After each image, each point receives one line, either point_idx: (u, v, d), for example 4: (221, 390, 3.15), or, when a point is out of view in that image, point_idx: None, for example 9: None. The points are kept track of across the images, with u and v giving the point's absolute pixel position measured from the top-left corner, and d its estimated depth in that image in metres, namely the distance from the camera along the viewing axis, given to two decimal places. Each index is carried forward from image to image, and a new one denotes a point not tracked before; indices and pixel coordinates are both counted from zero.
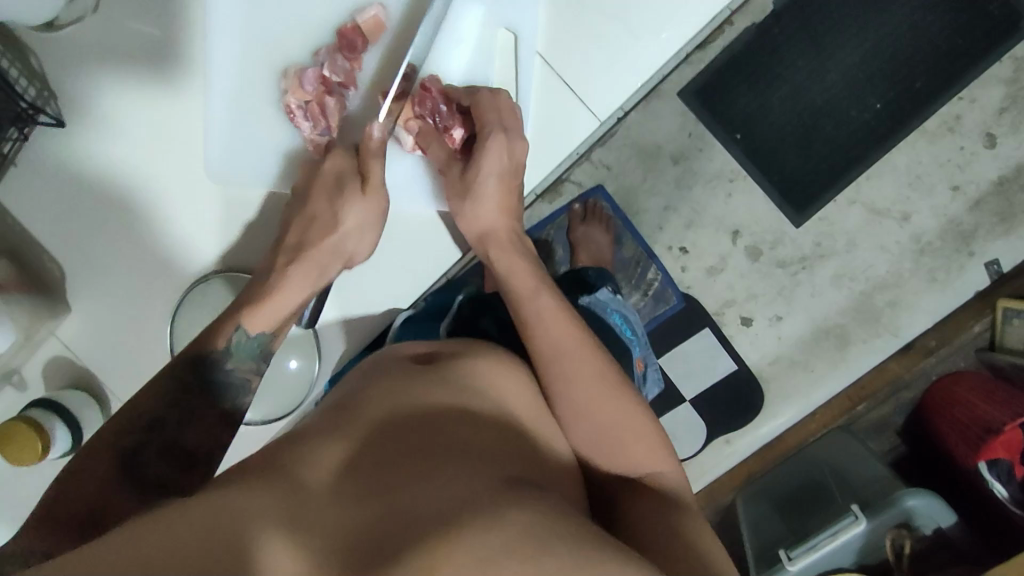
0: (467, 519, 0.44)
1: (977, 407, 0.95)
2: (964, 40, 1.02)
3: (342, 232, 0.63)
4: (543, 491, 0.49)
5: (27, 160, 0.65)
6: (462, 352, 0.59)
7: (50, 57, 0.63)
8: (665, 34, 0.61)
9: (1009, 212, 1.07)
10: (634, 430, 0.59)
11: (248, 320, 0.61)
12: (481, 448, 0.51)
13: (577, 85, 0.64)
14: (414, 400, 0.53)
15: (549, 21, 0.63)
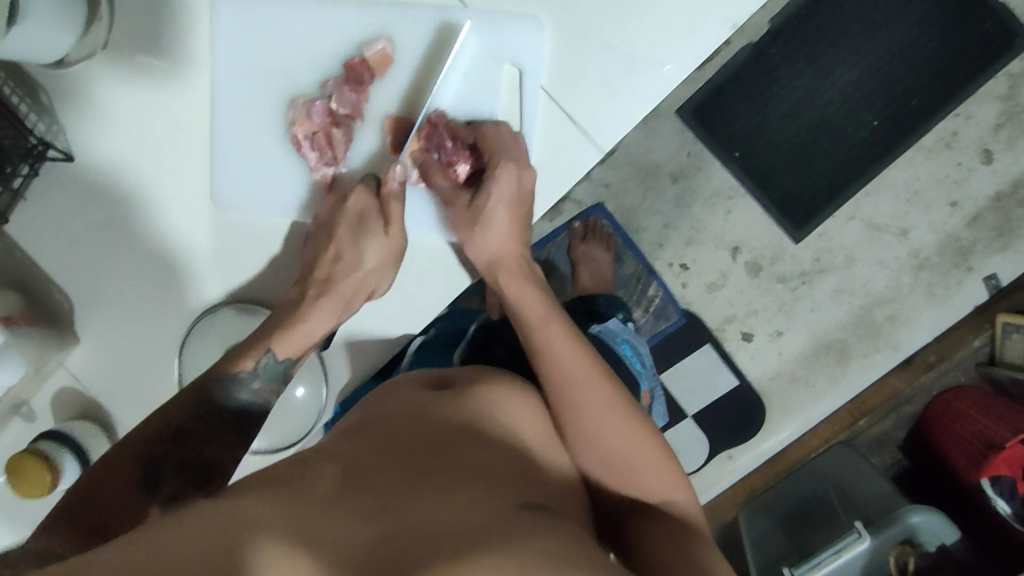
0: (482, 538, 0.44)
1: (978, 423, 0.95)
2: (959, 57, 1.03)
3: (366, 262, 0.65)
4: (555, 517, 0.50)
5: (35, 193, 0.65)
6: (476, 382, 0.61)
7: (59, 91, 0.63)
8: (667, 67, 0.61)
9: (1007, 227, 1.08)
10: (647, 454, 0.61)
11: (277, 343, 0.63)
12: (496, 474, 0.52)
13: (580, 118, 0.63)
14: (433, 428, 0.55)
15: (554, 55, 0.62)
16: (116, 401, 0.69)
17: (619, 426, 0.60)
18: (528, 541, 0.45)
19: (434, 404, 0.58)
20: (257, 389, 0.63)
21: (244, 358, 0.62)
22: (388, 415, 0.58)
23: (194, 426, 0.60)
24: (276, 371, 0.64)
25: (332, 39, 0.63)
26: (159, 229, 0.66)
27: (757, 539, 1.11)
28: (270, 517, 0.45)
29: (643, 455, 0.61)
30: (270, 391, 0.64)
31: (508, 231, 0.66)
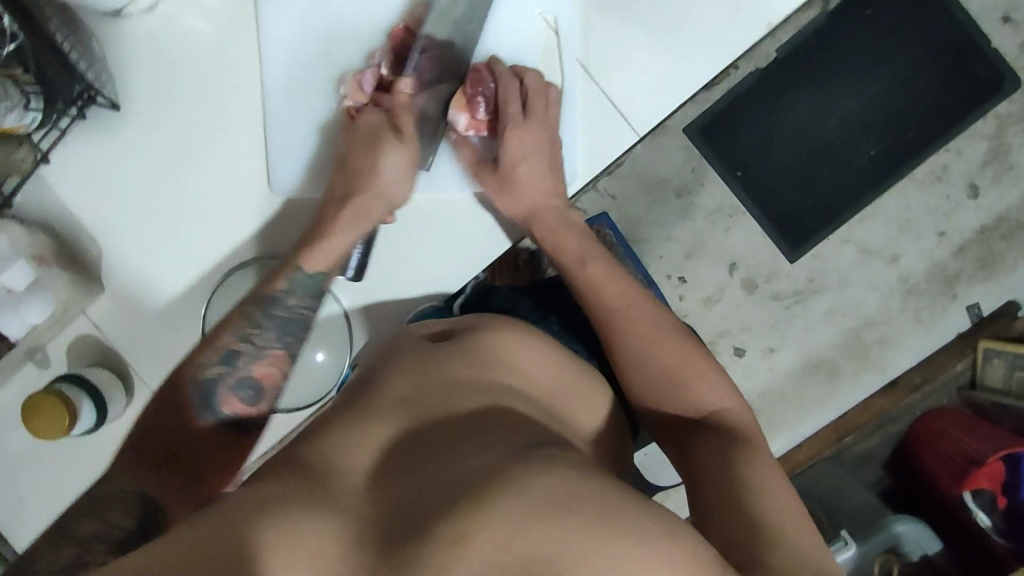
0: (502, 479, 0.43)
1: (960, 442, 0.99)
2: (952, 96, 1.09)
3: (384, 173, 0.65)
4: (563, 452, 0.49)
5: (76, 141, 0.67)
6: (482, 335, 0.61)
7: (112, 46, 0.66)
8: (703, 60, 0.64)
9: (990, 258, 1.13)
10: (690, 363, 0.64)
11: (306, 259, 0.64)
12: (506, 419, 0.52)
13: (619, 102, 0.65)
14: (441, 383, 0.55)
15: (593, 35, 0.65)
16: (134, 352, 0.70)
17: (655, 344, 0.65)
18: (539, 474, 0.44)
19: (440, 355, 0.58)
20: (294, 305, 0.64)
21: (277, 278, 0.64)
22: (395, 370, 0.58)
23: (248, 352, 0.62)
24: (313, 284, 0.65)
25: (381, 13, 0.65)
26: (196, 184, 0.68)
27: None
28: (283, 493, 0.44)
29: (681, 362, 0.64)
30: (310, 304, 0.65)
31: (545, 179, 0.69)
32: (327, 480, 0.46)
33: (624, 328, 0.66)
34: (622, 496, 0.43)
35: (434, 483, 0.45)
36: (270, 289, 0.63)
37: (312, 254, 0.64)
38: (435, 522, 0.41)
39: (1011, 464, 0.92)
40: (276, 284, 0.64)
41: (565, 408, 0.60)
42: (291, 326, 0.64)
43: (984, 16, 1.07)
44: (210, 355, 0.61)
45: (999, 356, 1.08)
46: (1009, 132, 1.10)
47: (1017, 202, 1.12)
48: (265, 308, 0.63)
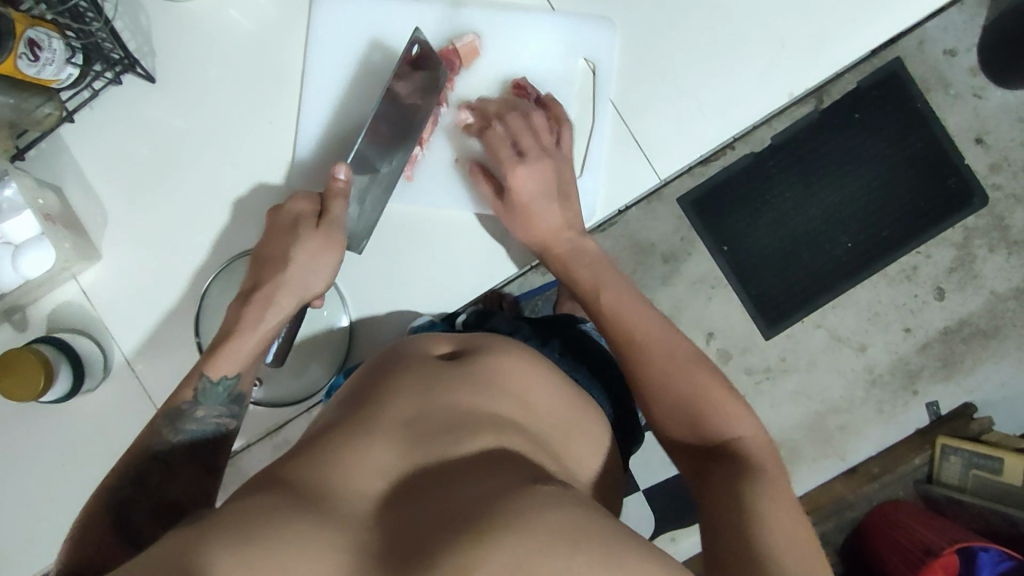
0: (503, 511, 0.42)
1: (915, 532, 1.01)
2: (927, 203, 1.17)
3: (295, 265, 0.63)
4: (563, 485, 0.48)
5: (103, 107, 0.67)
6: (487, 355, 0.61)
7: (158, 23, 0.68)
8: (726, 119, 0.68)
9: (951, 359, 1.18)
10: (707, 396, 0.60)
11: (210, 366, 0.61)
12: (506, 453, 0.51)
13: (645, 145, 0.69)
14: (443, 401, 0.54)
15: (623, 74, 0.69)
16: (120, 325, 0.68)
17: (662, 354, 0.63)
18: (540, 509, 0.42)
19: (445, 375, 0.57)
20: (204, 417, 0.60)
21: (182, 392, 0.60)
22: (400, 384, 0.56)
23: (153, 465, 0.57)
24: (220, 395, 0.61)
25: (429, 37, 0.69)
26: (215, 167, 0.68)
27: None
28: (274, 514, 0.42)
29: (712, 391, 0.60)
30: (221, 415, 0.61)
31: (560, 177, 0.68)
32: (325, 499, 0.45)
33: (642, 345, 0.63)
34: (617, 536, 0.42)
35: (434, 514, 0.44)
36: (175, 403, 0.59)
37: (217, 359, 0.61)
38: (434, 553, 0.40)
39: (965, 557, 0.93)
40: (182, 396, 0.60)
41: (562, 444, 0.59)
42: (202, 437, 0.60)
43: (958, 135, 1.17)
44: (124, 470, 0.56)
45: (956, 452, 1.13)
46: (975, 244, 1.18)
47: (977, 310, 1.18)
48: (172, 422, 0.59)
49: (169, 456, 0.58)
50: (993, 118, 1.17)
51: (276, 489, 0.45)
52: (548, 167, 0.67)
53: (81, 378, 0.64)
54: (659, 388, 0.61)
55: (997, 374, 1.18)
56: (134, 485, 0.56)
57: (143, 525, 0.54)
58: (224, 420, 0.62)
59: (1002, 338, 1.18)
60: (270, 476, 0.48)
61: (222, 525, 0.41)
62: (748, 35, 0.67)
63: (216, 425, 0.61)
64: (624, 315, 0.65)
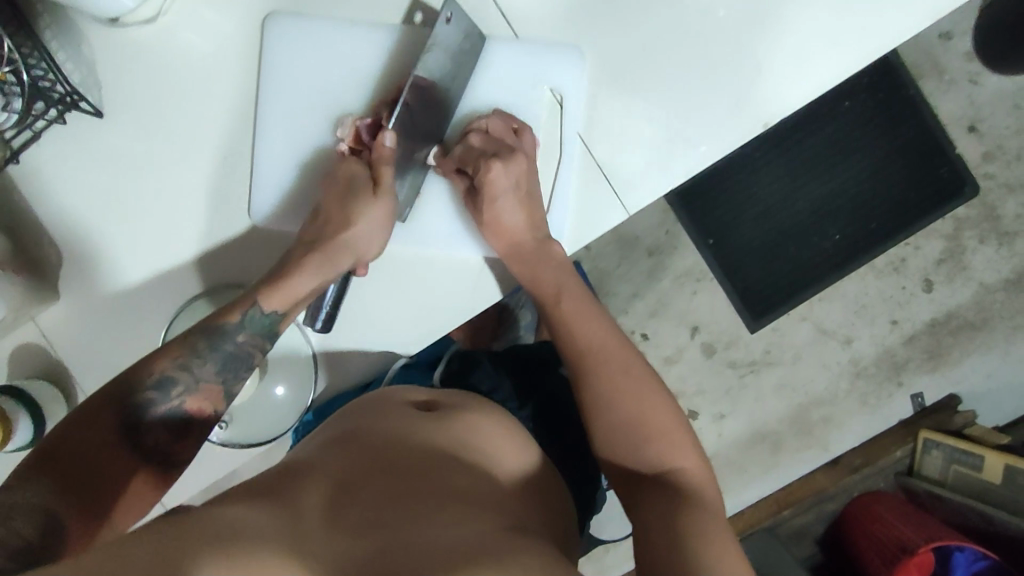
0: (475, 559, 0.43)
1: (894, 527, 1.02)
2: (916, 194, 1.14)
3: (358, 229, 0.64)
4: (532, 540, 0.50)
5: (52, 140, 0.65)
6: (464, 408, 0.63)
7: (103, 51, 0.65)
8: (702, 148, 0.65)
9: (937, 351, 1.18)
10: (660, 424, 0.62)
11: (263, 296, 0.60)
12: (478, 506, 0.51)
13: (615, 178, 0.66)
14: (423, 443, 0.56)
15: (592, 101, 0.66)
16: (84, 365, 0.67)
17: (620, 377, 0.64)
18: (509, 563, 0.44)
19: (426, 421, 0.59)
20: (242, 342, 0.60)
21: (229, 312, 0.60)
22: (380, 425, 0.58)
23: (180, 380, 0.57)
24: (262, 325, 0.61)
25: (389, 59, 0.65)
26: (172, 200, 0.66)
27: None
28: (253, 526, 0.42)
29: (660, 421, 0.62)
30: (257, 342, 0.61)
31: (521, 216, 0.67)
32: (300, 519, 0.45)
33: (599, 370, 0.65)
34: None
35: (408, 543, 0.44)
36: (220, 322, 0.59)
37: (271, 291, 0.61)
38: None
39: (941, 556, 0.95)
40: (229, 316, 0.59)
41: (532, 494, 0.59)
42: (231, 362, 0.60)
43: (951, 123, 1.13)
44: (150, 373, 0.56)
45: (938, 447, 1.12)
46: (965, 236, 1.16)
47: (965, 301, 1.17)
48: (213, 344, 0.58)
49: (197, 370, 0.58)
50: (988, 105, 1.13)
51: (252, 502, 0.46)
52: (523, 166, 0.66)
53: (46, 428, 0.64)
54: (608, 419, 0.63)
55: (983, 365, 1.17)
56: (157, 392, 0.56)
57: (149, 433, 0.56)
58: (258, 352, 0.61)
59: (990, 329, 1.17)
60: (243, 493, 0.48)
61: (202, 523, 0.41)
62: (724, 59, 0.64)
63: (249, 355, 0.61)
64: (580, 345, 0.67)
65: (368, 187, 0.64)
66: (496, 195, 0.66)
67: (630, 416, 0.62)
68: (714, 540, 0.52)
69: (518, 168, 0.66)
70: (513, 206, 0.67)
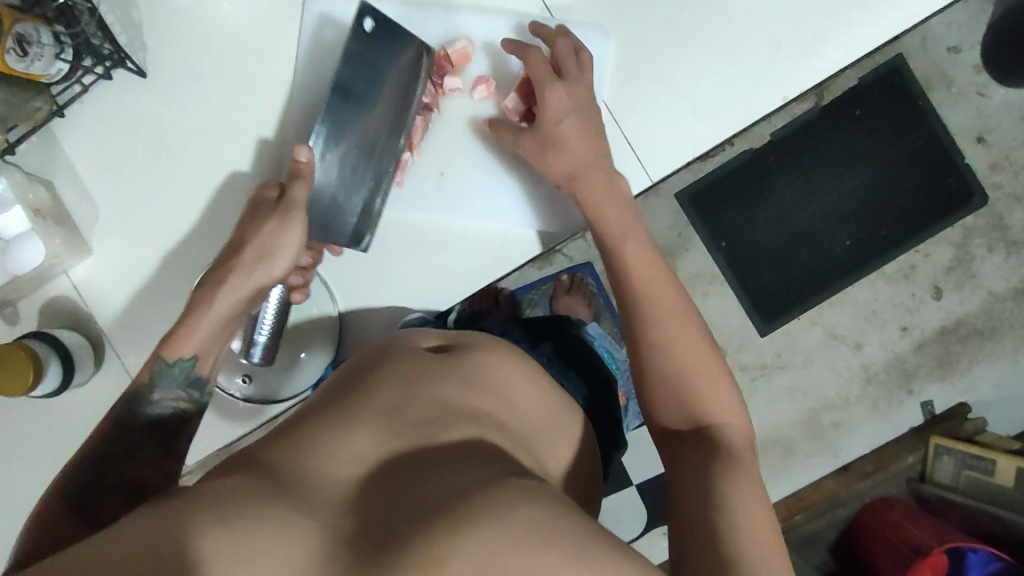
0: (478, 501, 0.43)
1: (907, 531, 1.01)
2: (925, 202, 1.16)
3: (276, 252, 0.67)
4: (541, 481, 0.49)
5: (95, 102, 0.73)
6: (474, 350, 0.62)
7: (151, 21, 0.72)
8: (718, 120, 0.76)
9: (946, 359, 1.18)
10: (711, 380, 0.61)
11: (165, 348, 0.62)
12: (488, 449, 0.51)
13: (642, 150, 0.77)
14: (429, 393, 0.55)
15: (618, 80, 0.77)
16: (110, 316, 0.74)
17: (676, 325, 0.63)
18: (515, 504, 0.43)
19: (432, 366, 0.58)
20: (161, 397, 0.62)
21: (141, 374, 0.62)
22: (381, 377, 0.57)
23: (117, 451, 0.59)
24: (176, 378, 0.62)
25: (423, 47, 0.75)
26: (201, 165, 0.74)
27: None
28: (255, 497, 0.42)
29: (709, 377, 0.61)
30: (184, 395, 0.63)
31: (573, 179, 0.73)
32: (304, 483, 0.45)
33: (658, 314, 0.64)
34: (591, 540, 0.42)
35: (413, 501, 0.44)
36: (134, 387, 0.62)
37: (173, 340, 0.62)
38: (412, 539, 0.40)
39: (954, 559, 0.93)
40: (140, 379, 0.62)
41: (550, 446, 0.60)
42: (163, 418, 0.62)
43: (960, 133, 1.16)
44: (80, 460, 0.58)
45: (949, 453, 1.13)
46: (974, 244, 1.17)
47: (974, 310, 1.18)
48: (131, 409, 0.61)
49: (132, 438, 0.60)
50: (995, 117, 1.16)
51: (256, 468, 0.46)
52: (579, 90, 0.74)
53: (70, 370, 0.70)
54: (660, 366, 0.62)
55: (992, 375, 1.18)
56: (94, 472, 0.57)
57: (102, 512, 0.55)
58: (182, 402, 0.63)
59: (999, 339, 1.18)
60: (251, 456, 0.49)
61: (203, 497, 0.42)
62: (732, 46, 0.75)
63: (174, 407, 0.62)
64: (636, 284, 0.66)
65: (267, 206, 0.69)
66: (558, 120, 0.73)
67: (684, 365, 0.61)
68: (749, 499, 0.52)
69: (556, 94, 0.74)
70: (576, 128, 0.73)
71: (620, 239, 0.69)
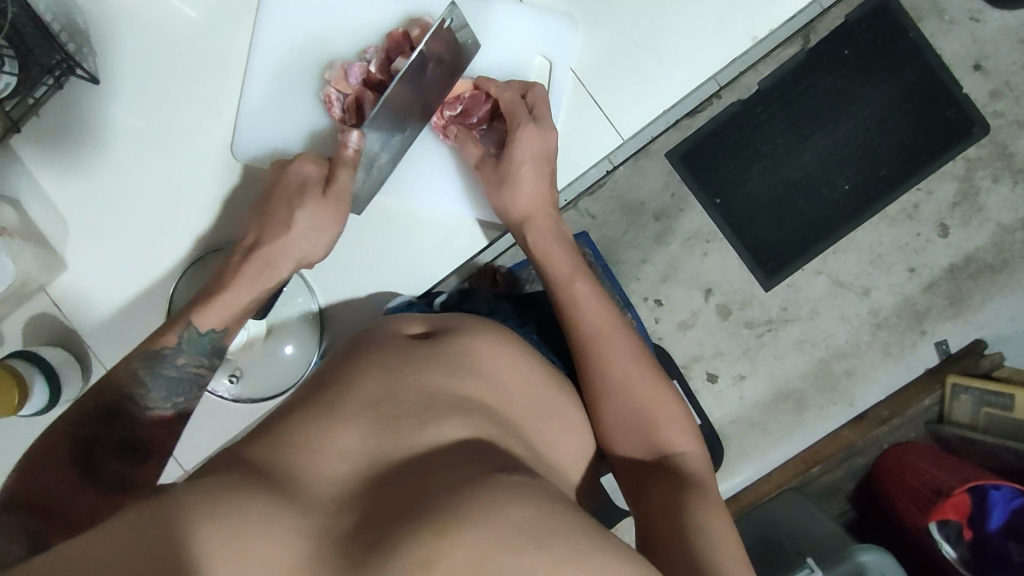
0: (469, 502, 0.42)
1: (927, 473, 0.99)
2: (925, 137, 1.12)
3: (297, 230, 0.68)
4: (530, 475, 0.48)
5: (51, 113, 0.73)
6: (462, 335, 0.61)
7: (98, 26, 0.72)
8: (687, 68, 0.71)
9: (958, 296, 1.15)
10: (662, 408, 0.64)
11: (199, 318, 0.66)
12: (475, 440, 0.50)
13: (608, 109, 0.72)
14: (415, 382, 0.54)
15: (583, 45, 0.72)
16: (93, 328, 0.75)
17: (618, 356, 0.65)
18: (503, 504, 0.42)
19: (419, 354, 0.57)
20: (184, 364, 0.67)
21: (167, 334, 0.66)
22: (368, 365, 0.56)
23: (129, 409, 0.65)
24: (203, 346, 0.67)
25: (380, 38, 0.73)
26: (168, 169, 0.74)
27: None
28: (238, 498, 0.41)
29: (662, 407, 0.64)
30: (202, 363, 0.68)
31: (537, 189, 0.72)
32: (288, 481, 0.45)
33: (603, 348, 0.65)
34: (581, 539, 0.42)
35: (400, 498, 0.43)
36: (159, 346, 0.65)
37: (207, 311, 0.67)
38: (400, 534, 0.40)
39: (977, 496, 0.92)
40: (166, 340, 0.66)
41: (545, 428, 0.59)
42: (179, 384, 0.67)
43: (956, 63, 1.12)
44: (101, 405, 0.65)
45: (966, 391, 1.11)
46: (978, 176, 1.14)
47: (984, 244, 1.15)
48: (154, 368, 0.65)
49: (144, 398, 0.66)
50: (991, 43, 1.12)
51: (238, 469, 0.45)
52: (535, 136, 0.69)
53: (58, 388, 0.71)
54: (611, 405, 0.64)
55: (1007, 309, 1.15)
56: (105, 428, 0.64)
57: (104, 461, 0.63)
58: (205, 370, 0.68)
59: (1011, 271, 1.14)
60: (234, 456, 0.48)
61: (183, 496, 0.41)
62: None
63: (195, 374, 0.68)
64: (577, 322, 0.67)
65: (318, 190, 0.69)
66: (524, 161, 0.70)
67: (635, 397, 0.63)
68: (709, 514, 0.56)
69: (523, 134, 0.69)
70: (533, 177, 0.71)
71: (570, 279, 0.70)
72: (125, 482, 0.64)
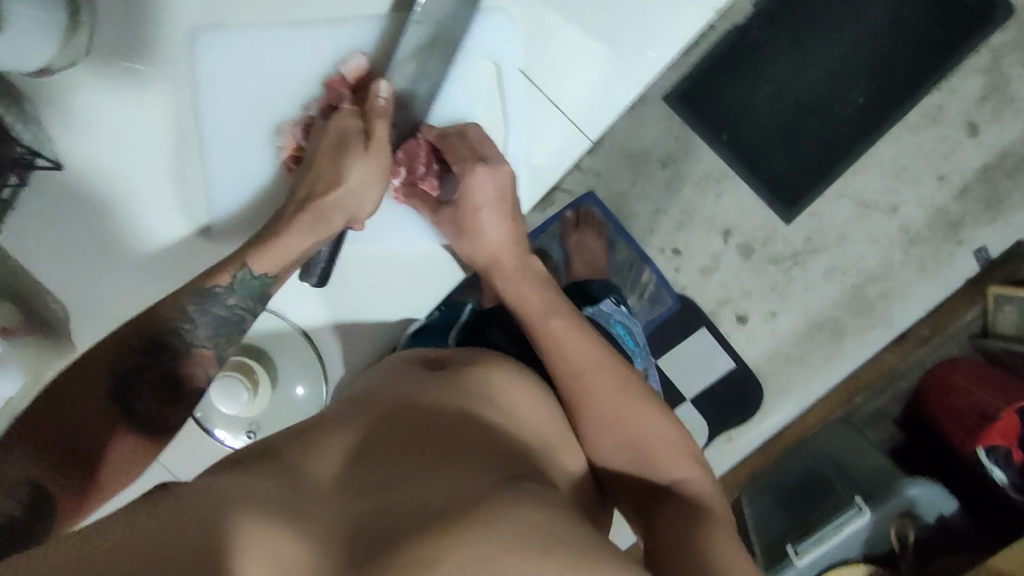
0: (470, 512, 0.42)
1: (969, 394, 0.97)
2: (942, 32, 1.03)
3: (346, 185, 0.64)
4: (540, 487, 0.49)
5: (26, 203, 0.68)
6: (469, 357, 0.63)
7: (46, 104, 0.66)
8: (651, 53, 0.65)
9: (994, 198, 1.08)
10: (653, 433, 0.64)
11: (253, 258, 0.62)
12: (483, 449, 0.51)
13: (567, 110, 0.69)
14: (425, 401, 0.55)
15: (526, 43, 0.67)
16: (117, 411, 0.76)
17: (606, 384, 0.64)
18: (503, 513, 0.42)
19: (429, 380, 0.59)
20: (233, 305, 0.63)
21: (219, 274, 0.62)
22: (385, 391, 0.58)
23: (170, 346, 0.61)
24: (253, 288, 0.63)
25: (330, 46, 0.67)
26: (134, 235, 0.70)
27: (759, 519, 1.12)
28: (249, 502, 0.43)
29: (652, 430, 0.64)
30: (248, 304, 0.64)
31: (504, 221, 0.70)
32: (298, 488, 0.46)
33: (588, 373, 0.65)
34: (584, 547, 0.42)
35: (403, 504, 0.44)
36: (210, 284, 0.61)
37: (260, 253, 0.62)
38: (399, 544, 0.40)
39: None
40: (219, 278, 0.62)
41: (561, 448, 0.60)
42: (222, 324, 0.63)
43: None
44: (144, 338, 0.60)
45: (1010, 301, 1.04)
46: (1006, 64, 1.05)
47: (1019, 137, 1.06)
48: (200, 305, 0.61)
49: (185, 338, 0.61)
50: None
51: (240, 470, 0.47)
52: (495, 176, 0.67)
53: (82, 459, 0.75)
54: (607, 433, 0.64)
55: None
56: (145, 363, 0.60)
57: (139, 400, 0.61)
58: (249, 314, 0.64)
59: None
60: (249, 458, 0.50)
61: (197, 496, 0.43)
62: None
63: (239, 318, 0.64)
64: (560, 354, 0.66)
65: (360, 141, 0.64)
66: (478, 206, 0.69)
67: (628, 424, 0.64)
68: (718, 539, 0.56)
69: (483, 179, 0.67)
70: (493, 218, 0.70)
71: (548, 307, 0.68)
72: (158, 421, 0.62)
